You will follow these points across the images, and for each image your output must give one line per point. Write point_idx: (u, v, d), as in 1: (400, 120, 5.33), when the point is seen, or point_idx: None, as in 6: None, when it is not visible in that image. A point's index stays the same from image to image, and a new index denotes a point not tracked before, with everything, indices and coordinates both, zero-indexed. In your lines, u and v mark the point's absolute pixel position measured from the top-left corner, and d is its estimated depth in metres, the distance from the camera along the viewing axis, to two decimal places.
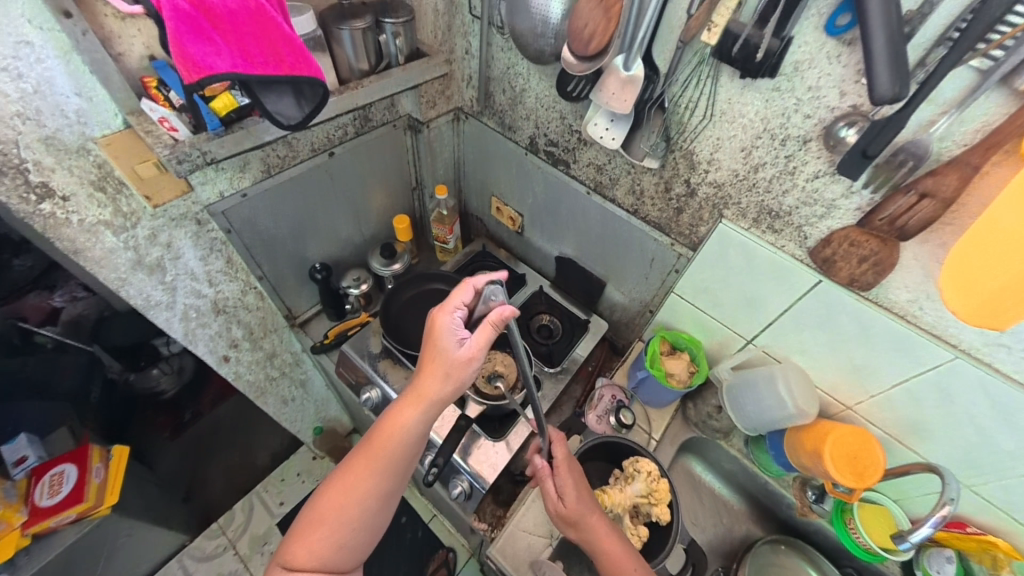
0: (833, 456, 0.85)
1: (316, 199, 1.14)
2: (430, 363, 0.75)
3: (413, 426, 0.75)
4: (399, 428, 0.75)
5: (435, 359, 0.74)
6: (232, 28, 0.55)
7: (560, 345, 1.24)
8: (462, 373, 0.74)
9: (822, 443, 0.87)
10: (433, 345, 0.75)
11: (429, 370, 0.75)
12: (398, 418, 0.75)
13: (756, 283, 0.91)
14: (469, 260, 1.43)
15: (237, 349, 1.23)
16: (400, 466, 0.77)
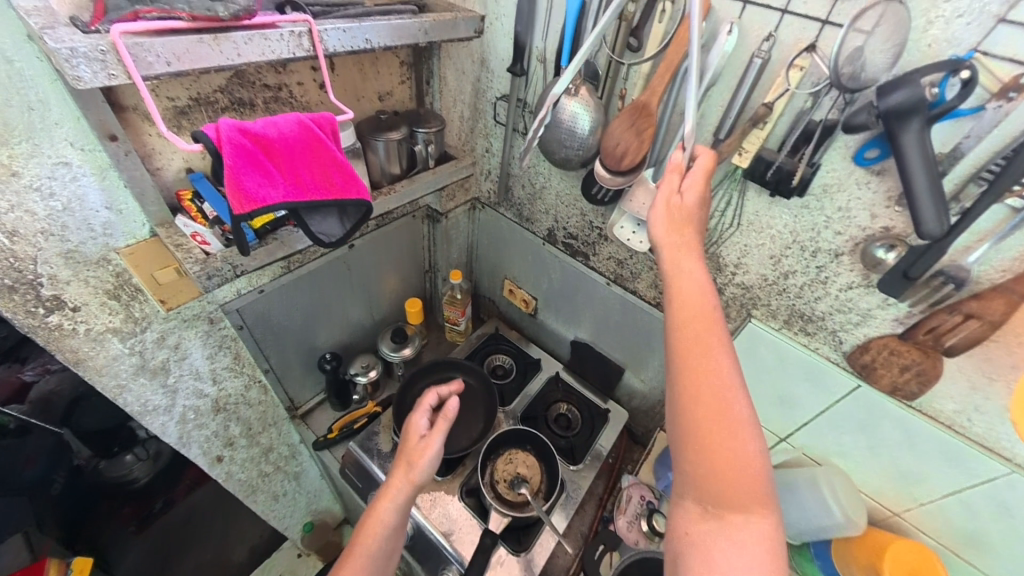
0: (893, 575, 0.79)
1: (332, 289, 1.13)
2: (404, 450, 0.79)
3: (390, 510, 0.73)
4: (379, 511, 0.73)
5: (408, 446, 0.79)
6: (288, 158, 0.59)
7: (581, 438, 1.17)
8: (430, 455, 0.76)
9: (881, 561, 0.81)
10: (406, 435, 0.82)
11: (403, 458, 0.78)
12: (379, 506, 0.73)
13: (791, 382, 0.89)
14: (482, 343, 1.38)
15: (232, 448, 1.13)
16: (383, 559, 0.71)
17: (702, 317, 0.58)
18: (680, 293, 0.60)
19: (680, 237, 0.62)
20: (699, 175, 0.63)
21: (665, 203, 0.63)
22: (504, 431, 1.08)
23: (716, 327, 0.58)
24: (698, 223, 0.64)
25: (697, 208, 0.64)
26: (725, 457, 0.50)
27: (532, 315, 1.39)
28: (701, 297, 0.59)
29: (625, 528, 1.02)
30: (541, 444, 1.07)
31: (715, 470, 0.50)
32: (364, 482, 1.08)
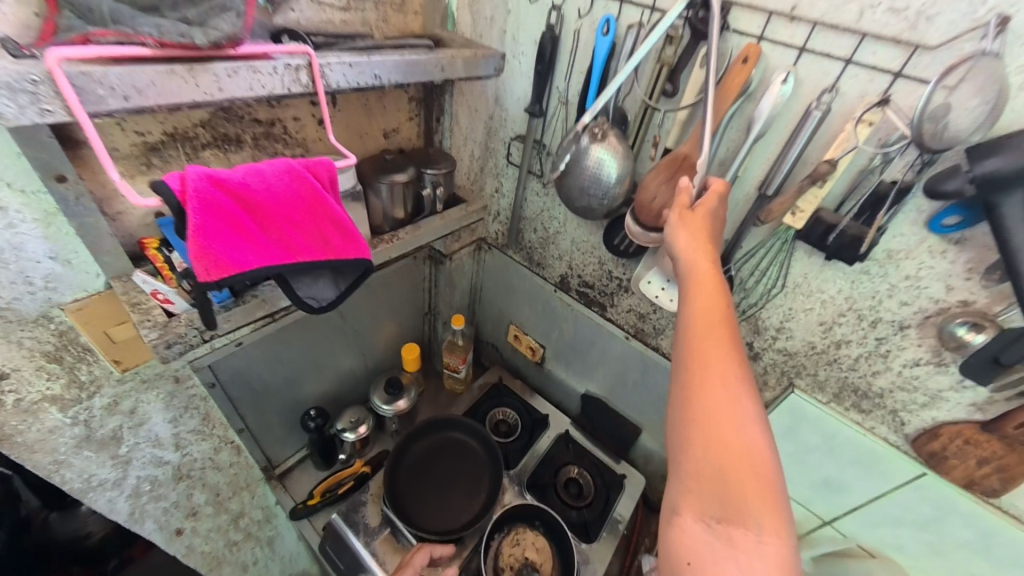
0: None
1: (321, 338, 1.01)
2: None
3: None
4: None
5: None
6: (274, 214, 0.52)
7: (594, 511, 1.04)
8: None
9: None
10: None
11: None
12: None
13: (840, 464, 0.78)
14: (484, 395, 1.25)
15: (196, 518, 0.98)
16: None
17: (715, 316, 0.47)
18: (691, 295, 0.50)
19: (690, 238, 0.54)
20: (709, 204, 0.57)
21: (679, 213, 0.56)
22: (512, 507, 0.96)
23: (732, 333, 0.46)
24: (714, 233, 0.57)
25: (710, 217, 0.56)
26: (745, 487, 0.39)
27: (540, 365, 1.27)
28: (713, 294, 0.49)
29: None
30: (552, 522, 0.96)
31: (736, 504, 0.39)
32: (347, 564, 0.94)
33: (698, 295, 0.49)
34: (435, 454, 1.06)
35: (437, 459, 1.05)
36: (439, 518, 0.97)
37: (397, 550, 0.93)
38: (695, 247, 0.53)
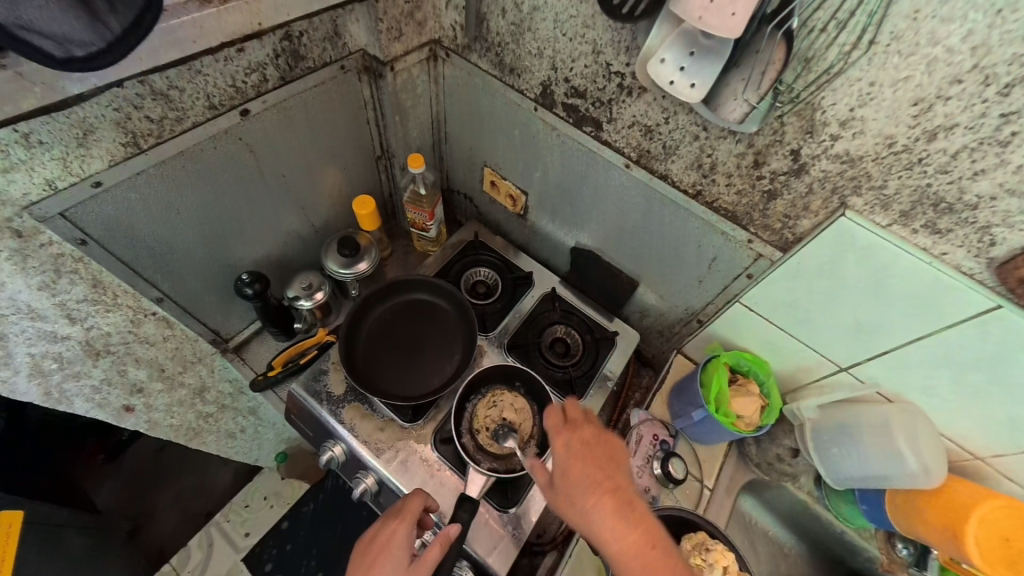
0: (977, 540, 0.65)
1: (230, 183, 0.78)
2: (378, 559, 0.66)
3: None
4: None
5: (384, 560, 0.66)
6: None
7: (582, 369, 0.95)
8: None
9: (963, 521, 0.66)
10: (380, 543, 0.67)
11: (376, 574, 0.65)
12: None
13: (883, 303, 0.64)
14: (459, 254, 1.08)
15: (145, 395, 0.90)
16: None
17: (604, 474, 0.63)
18: (570, 487, 0.63)
19: (585, 495, 0.61)
20: (576, 419, 0.70)
21: (559, 442, 0.68)
22: (485, 369, 0.87)
23: (605, 475, 0.63)
24: (599, 450, 0.66)
25: (579, 440, 0.67)
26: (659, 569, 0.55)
27: (521, 218, 1.08)
28: (607, 489, 0.61)
29: (634, 474, 0.82)
30: (532, 382, 0.87)
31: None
32: (315, 430, 0.87)
33: (601, 511, 0.59)
34: (402, 318, 0.93)
35: (403, 326, 0.93)
36: (409, 385, 0.88)
37: (366, 418, 0.85)
38: (592, 485, 0.61)
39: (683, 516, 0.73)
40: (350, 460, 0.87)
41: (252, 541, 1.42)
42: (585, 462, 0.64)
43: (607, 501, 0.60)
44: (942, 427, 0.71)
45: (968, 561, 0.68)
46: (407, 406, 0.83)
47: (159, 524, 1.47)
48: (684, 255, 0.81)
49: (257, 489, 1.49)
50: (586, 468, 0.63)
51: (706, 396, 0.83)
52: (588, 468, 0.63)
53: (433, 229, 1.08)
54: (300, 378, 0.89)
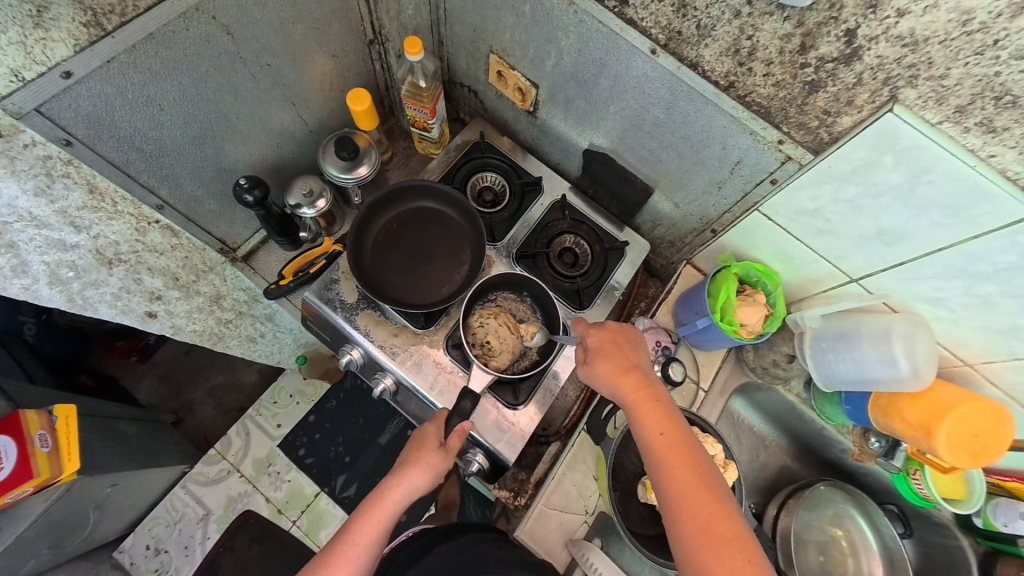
0: (948, 439, 0.69)
1: (214, 70, 0.71)
2: (418, 450, 0.74)
3: (398, 504, 0.71)
4: (386, 505, 0.70)
5: (424, 449, 0.74)
6: None
7: (590, 280, 0.96)
8: (440, 463, 0.74)
9: (937, 421, 0.70)
10: (418, 439, 0.76)
11: (419, 460, 0.73)
12: (385, 497, 0.71)
13: (909, 210, 0.61)
14: (465, 157, 1.03)
15: (165, 302, 0.93)
16: (381, 544, 0.70)
17: (629, 360, 0.71)
18: (608, 364, 0.71)
19: (608, 371, 0.70)
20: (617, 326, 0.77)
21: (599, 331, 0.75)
22: (499, 276, 0.87)
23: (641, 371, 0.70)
24: (631, 348, 0.73)
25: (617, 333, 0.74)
26: (670, 434, 0.63)
27: (531, 115, 1.01)
28: (639, 375, 0.69)
29: None
30: (540, 292, 0.87)
31: (670, 455, 0.62)
32: (334, 336, 0.91)
33: (625, 386, 0.68)
34: (412, 226, 0.92)
35: (410, 233, 0.92)
36: (421, 292, 0.90)
37: (381, 324, 0.88)
38: (616, 367, 0.70)
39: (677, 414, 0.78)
40: (368, 362, 0.91)
41: (285, 431, 1.56)
42: (616, 348, 0.72)
43: (630, 375, 0.69)
44: (940, 336, 0.73)
45: (932, 454, 0.73)
46: (419, 314, 0.86)
47: (198, 415, 1.64)
48: (707, 157, 0.76)
49: (282, 387, 1.60)
50: (615, 350, 0.72)
51: (713, 305, 0.84)
52: (616, 351, 0.72)
53: (435, 129, 1.02)
54: (313, 287, 0.90)
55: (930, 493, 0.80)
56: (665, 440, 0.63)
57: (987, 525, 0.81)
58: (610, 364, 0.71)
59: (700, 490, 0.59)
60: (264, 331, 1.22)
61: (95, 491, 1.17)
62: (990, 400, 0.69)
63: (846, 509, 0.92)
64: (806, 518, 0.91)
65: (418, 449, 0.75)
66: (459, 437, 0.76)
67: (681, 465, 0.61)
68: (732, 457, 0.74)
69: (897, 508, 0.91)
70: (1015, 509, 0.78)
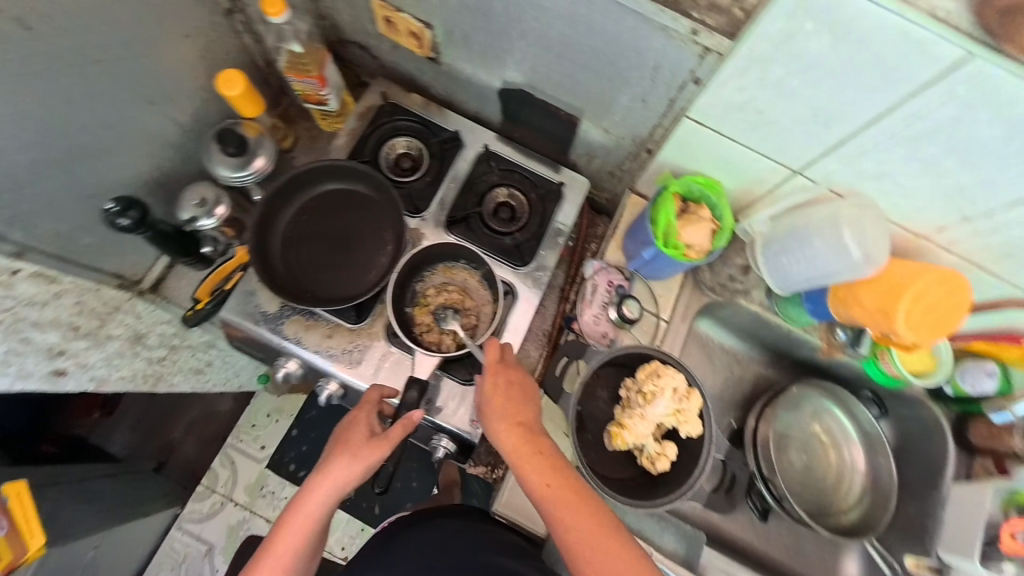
0: (907, 319, 0.67)
1: (32, 77, 0.60)
2: (346, 443, 0.68)
3: (323, 505, 0.65)
4: (310, 507, 0.64)
5: (351, 441, 0.68)
6: None
7: (530, 232, 0.88)
8: (371, 458, 0.66)
9: (895, 302, 0.67)
10: (348, 434, 0.69)
11: (345, 452, 0.66)
12: (309, 497, 0.65)
13: (841, 82, 0.55)
14: (371, 125, 0.93)
15: (72, 358, 0.79)
16: (312, 544, 0.66)
17: (518, 409, 0.63)
18: (493, 421, 0.63)
19: (495, 426, 0.62)
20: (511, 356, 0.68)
21: (490, 374, 0.66)
22: (430, 246, 0.78)
23: (526, 426, 0.62)
24: (521, 390, 0.65)
25: (509, 376, 0.66)
26: (564, 490, 0.56)
27: (435, 62, 0.90)
28: (522, 427, 0.62)
29: (590, 322, 0.81)
30: (474, 254, 0.79)
31: (571, 517, 0.55)
32: (265, 351, 0.82)
33: (508, 441, 0.61)
34: (324, 213, 0.82)
35: (323, 223, 0.82)
36: (347, 282, 0.80)
37: (310, 328, 0.78)
38: (505, 419, 0.62)
39: (638, 351, 0.73)
40: (309, 371, 0.82)
41: (271, 450, 1.52)
42: (503, 396, 0.64)
43: (514, 429, 0.62)
44: (891, 213, 0.69)
45: (895, 335, 0.71)
46: (347, 307, 0.76)
47: (179, 454, 1.58)
48: (624, 68, 0.68)
49: (261, 407, 1.55)
50: (502, 406, 0.63)
51: (655, 231, 0.78)
52: (505, 405, 0.63)
53: (332, 101, 0.89)
54: (228, 303, 0.80)
55: (898, 372, 0.79)
56: (554, 495, 0.56)
57: (955, 391, 0.80)
58: (494, 417, 0.63)
59: (605, 543, 0.53)
60: (211, 359, 1.13)
61: (77, 558, 1.11)
62: (945, 270, 0.66)
63: (823, 405, 0.91)
64: (787, 421, 0.90)
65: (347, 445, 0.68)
66: (395, 430, 0.68)
67: (582, 520, 0.54)
68: (694, 380, 0.69)
69: (874, 391, 0.90)
70: (982, 369, 0.77)
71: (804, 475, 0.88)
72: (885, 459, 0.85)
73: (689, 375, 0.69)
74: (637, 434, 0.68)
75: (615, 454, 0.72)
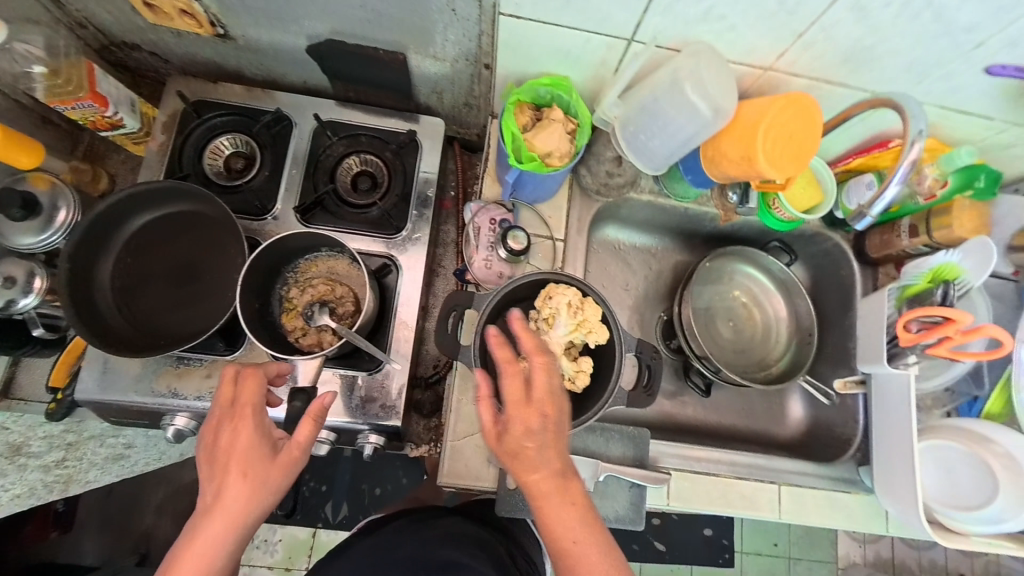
0: (767, 152, 0.61)
1: None
2: (235, 465, 0.51)
3: (226, 553, 0.50)
4: (205, 566, 0.49)
5: (245, 462, 0.52)
6: None
7: (394, 194, 0.77)
8: (283, 471, 0.53)
9: (751, 142, 0.61)
10: (222, 455, 0.52)
11: (242, 478, 0.51)
12: (203, 550, 0.49)
13: None
14: (179, 132, 0.78)
15: None
16: None
17: (545, 441, 0.53)
18: (517, 463, 0.53)
19: (514, 465, 0.53)
20: (546, 371, 0.55)
21: (512, 397, 0.53)
22: (280, 237, 0.62)
23: (559, 473, 0.53)
24: (550, 424, 0.54)
25: (540, 406, 0.53)
26: (588, 548, 0.52)
27: (229, 40, 0.78)
28: (552, 466, 0.53)
29: (482, 269, 0.75)
30: (332, 240, 0.65)
31: None
32: (149, 418, 0.72)
33: (538, 491, 0.52)
34: (148, 246, 0.69)
35: (154, 261, 0.69)
36: (205, 314, 0.68)
37: (184, 374, 0.69)
38: (531, 464, 0.52)
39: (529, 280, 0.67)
40: (204, 422, 0.72)
41: None
42: (525, 429, 0.52)
43: (541, 471, 0.52)
44: (733, 56, 0.63)
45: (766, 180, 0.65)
46: (211, 336, 0.67)
47: None
48: None
49: None
50: (527, 444, 0.52)
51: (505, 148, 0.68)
52: (528, 443, 0.52)
53: (129, 119, 0.79)
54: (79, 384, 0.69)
55: (791, 214, 0.77)
56: (575, 550, 0.52)
57: (845, 213, 0.81)
58: (516, 460, 0.53)
59: None
60: (130, 440, 0.99)
61: None
62: (786, 94, 0.60)
63: (739, 270, 0.91)
64: (710, 296, 0.91)
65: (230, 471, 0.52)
66: (305, 428, 0.55)
67: None
68: (587, 288, 0.64)
69: (781, 241, 0.90)
70: (863, 183, 0.77)
71: (737, 340, 0.90)
72: (804, 302, 0.86)
73: (581, 284, 0.65)
74: (540, 362, 0.63)
75: None
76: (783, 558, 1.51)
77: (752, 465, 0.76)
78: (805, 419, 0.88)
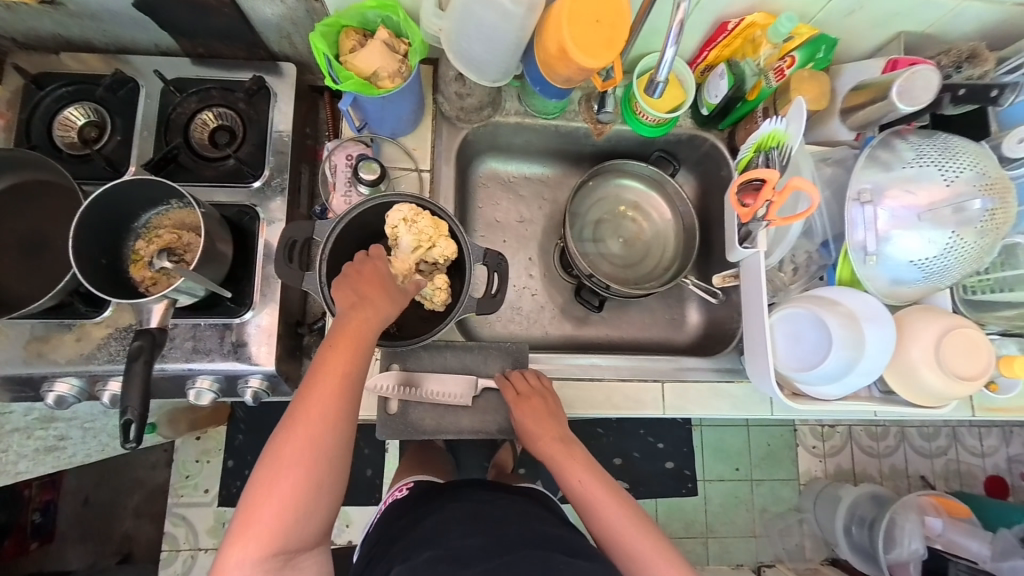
0: (575, 39, 0.60)
1: None
2: (369, 287, 0.63)
3: (361, 357, 0.60)
4: (340, 370, 0.58)
5: (377, 285, 0.63)
6: None
7: (249, 144, 0.77)
8: (400, 296, 0.64)
9: (558, 34, 0.61)
10: (368, 271, 0.64)
11: (373, 297, 0.62)
12: (342, 352, 0.59)
13: None
14: (23, 107, 0.75)
15: None
16: (348, 413, 0.58)
17: (554, 425, 0.72)
18: (529, 433, 0.72)
19: (532, 442, 0.73)
20: (528, 383, 0.73)
21: (513, 398, 0.71)
22: (107, 189, 0.61)
23: (563, 437, 0.73)
24: (544, 406, 0.72)
25: (533, 396, 0.72)
26: (594, 483, 0.69)
27: (58, 5, 0.73)
28: (565, 448, 0.72)
29: (344, 205, 0.76)
30: (171, 190, 0.65)
31: (602, 504, 0.67)
32: (37, 391, 0.73)
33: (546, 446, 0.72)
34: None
35: (5, 232, 0.68)
36: (61, 277, 0.69)
37: (53, 341, 0.69)
38: (539, 431, 0.71)
39: (374, 205, 0.68)
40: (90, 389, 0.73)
41: None
42: (532, 415, 0.71)
43: (553, 440, 0.72)
44: None
45: (588, 74, 0.65)
46: (66, 296, 0.67)
47: None
48: None
49: (186, 458, 1.30)
50: (539, 428, 0.71)
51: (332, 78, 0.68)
52: (539, 428, 0.71)
53: None
54: None
55: (654, 116, 0.75)
56: (584, 489, 0.69)
57: (709, 109, 0.77)
58: (524, 434, 0.73)
59: (626, 527, 0.64)
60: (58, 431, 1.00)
61: None
62: None
63: (621, 184, 0.91)
64: (594, 213, 0.91)
65: (126, 410, 0.56)
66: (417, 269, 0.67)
67: (609, 507, 0.66)
68: (425, 203, 0.67)
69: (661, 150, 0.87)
70: (715, 75, 0.74)
71: (624, 254, 0.91)
72: (684, 204, 0.87)
73: (423, 200, 0.68)
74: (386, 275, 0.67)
75: (415, 312, 0.72)
76: (746, 481, 1.46)
77: (639, 367, 0.79)
78: (702, 322, 0.89)
